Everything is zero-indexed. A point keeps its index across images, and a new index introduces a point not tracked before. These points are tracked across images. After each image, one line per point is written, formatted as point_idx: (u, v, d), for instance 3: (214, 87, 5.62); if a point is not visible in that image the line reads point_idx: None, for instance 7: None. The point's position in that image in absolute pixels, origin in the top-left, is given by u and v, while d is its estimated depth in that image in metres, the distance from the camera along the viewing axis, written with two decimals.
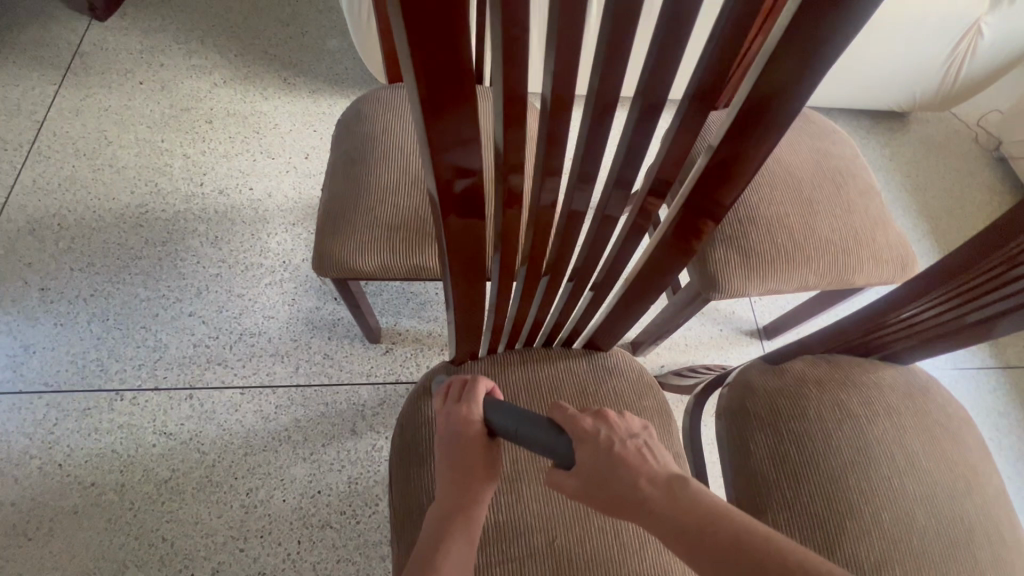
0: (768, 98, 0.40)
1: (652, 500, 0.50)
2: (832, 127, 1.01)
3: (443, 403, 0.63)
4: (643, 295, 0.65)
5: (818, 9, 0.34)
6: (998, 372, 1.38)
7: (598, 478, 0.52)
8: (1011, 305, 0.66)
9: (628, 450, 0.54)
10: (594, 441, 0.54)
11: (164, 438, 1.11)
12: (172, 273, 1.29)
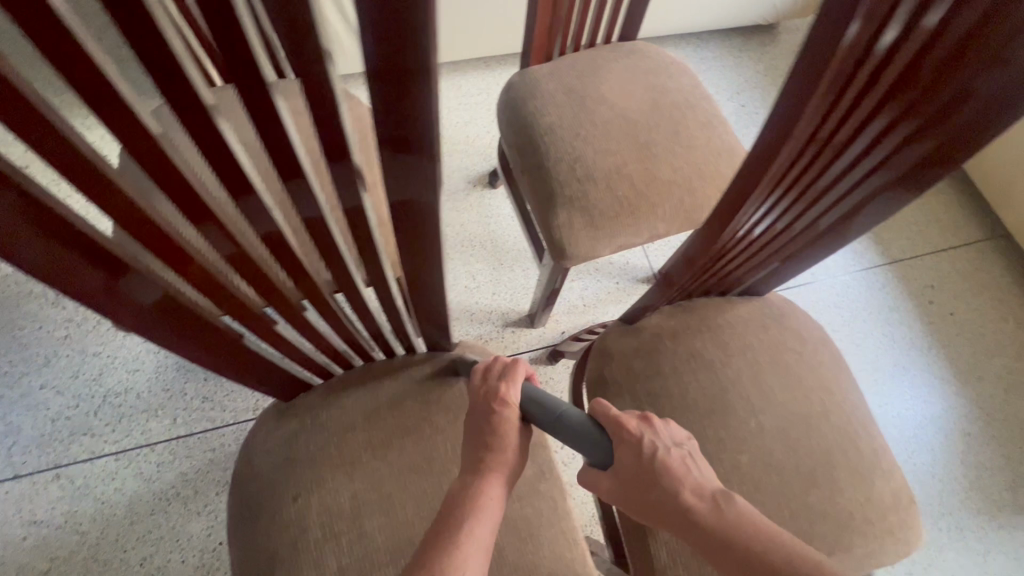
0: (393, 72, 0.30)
1: (693, 513, 0.51)
2: (669, 58, 0.96)
3: (476, 380, 0.57)
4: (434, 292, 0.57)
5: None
6: (885, 268, 1.42)
7: (637, 487, 0.52)
8: (864, 197, 0.57)
9: (673, 461, 0.53)
10: (639, 451, 0.52)
11: (36, 528, 1.01)
12: (11, 345, 1.15)
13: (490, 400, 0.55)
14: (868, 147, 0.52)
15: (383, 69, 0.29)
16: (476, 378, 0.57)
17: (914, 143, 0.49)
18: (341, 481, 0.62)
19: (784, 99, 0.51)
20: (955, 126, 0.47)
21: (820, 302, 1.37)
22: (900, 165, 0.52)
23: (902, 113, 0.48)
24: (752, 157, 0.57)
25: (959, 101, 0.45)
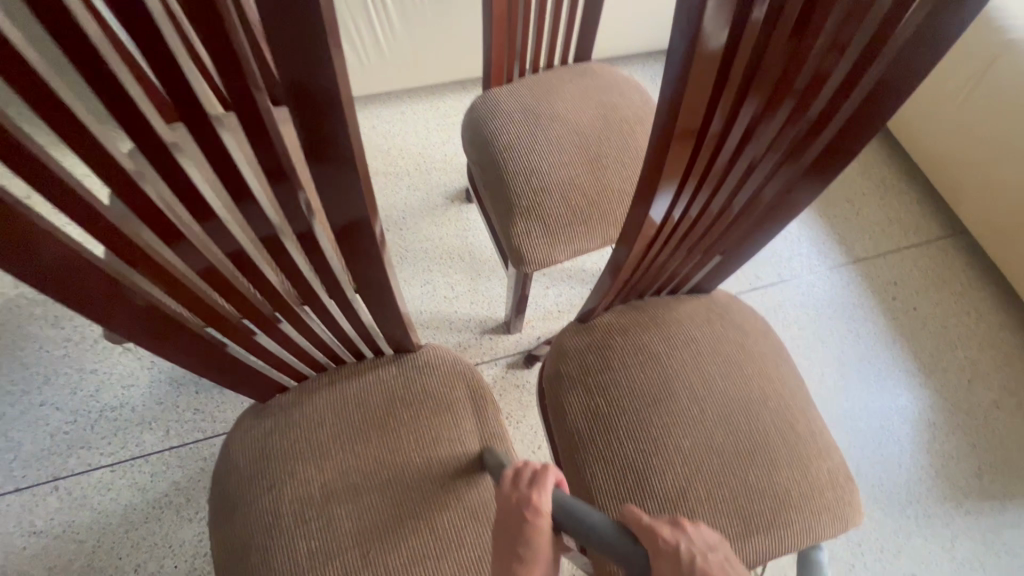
0: (307, 90, 0.36)
1: None
2: (620, 76, 1.04)
3: (504, 489, 0.58)
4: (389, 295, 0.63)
5: (282, 21, 0.32)
6: (850, 267, 1.48)
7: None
8: (780, 179, 0.62)
9: (713, 569, 0.49)
10: (675, 561, 0.50)
11: (36, 538, 1.06)
12: (14, 366, 1.21)
13: (519, 508, 0.56)
14: (770, 145, 0.58)
15: (299, 90, 0.36)
16: (504, 486, 0.58)
17: (812, 138, 0.57)
18: (313, 472, 0.68)
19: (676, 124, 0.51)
20: (841, 118, 0.55)
21: (787, 301, 1.42)
22: (812, 149, 0.58)
23: (800, 103, 0.53)
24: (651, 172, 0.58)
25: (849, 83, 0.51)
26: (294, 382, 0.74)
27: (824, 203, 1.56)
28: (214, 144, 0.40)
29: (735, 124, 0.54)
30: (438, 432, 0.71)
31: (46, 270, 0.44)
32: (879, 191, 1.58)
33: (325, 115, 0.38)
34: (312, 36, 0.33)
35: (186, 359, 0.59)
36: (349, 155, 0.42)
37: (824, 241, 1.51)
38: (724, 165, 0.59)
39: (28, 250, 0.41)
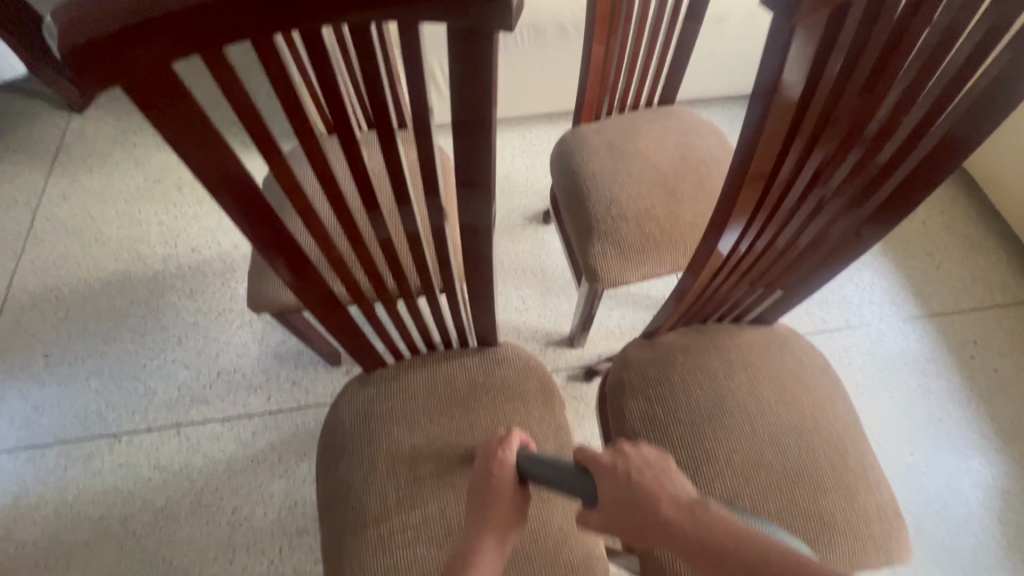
0: (469, 133, 0.49)
1: (678, 528, 0.54)
2: (702, 121, 1.13)
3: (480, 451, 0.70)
4: (487, 295, 0.75)
5: (468, 87, 0.45)
6: (925, 321, 1.45)
7: (617, 514, 0.58)
8: (846, 220, 0.69)
9: (649, 481, 0.58)
10: (615, 477, 0.60)
11: (159, 472, 1.26)
12: (155, 327, 1.45)
13: (489, 464, 0.68)
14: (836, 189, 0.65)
15: (465, 131, 0.49)
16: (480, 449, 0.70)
17: (880, 182, 0.64)
18: (404, 436, 0.80)
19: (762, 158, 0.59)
20: (904, 169, 0.62)
21: (853, 348, 1.42)
22: (879, 192, 0.65)
23: (871, 150, 0.60)
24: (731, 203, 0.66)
25: (916, 135, 0.59)
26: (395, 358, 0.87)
27: (902, 255, 1.54)
28: (392, 166, 0.55)
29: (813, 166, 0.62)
30: (511, 416, 0.82)
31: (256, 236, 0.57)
32: (964, 248, 1.54)
33: (478, 149, 0.51)
34: (484, 97, 0.46)
35: (329, 327, 0.73)
36: (485, 180, 0.55)
37: (899, 292, 1.49)
38: (791, 206, 0.67)
39: (252, 220, 0.56)
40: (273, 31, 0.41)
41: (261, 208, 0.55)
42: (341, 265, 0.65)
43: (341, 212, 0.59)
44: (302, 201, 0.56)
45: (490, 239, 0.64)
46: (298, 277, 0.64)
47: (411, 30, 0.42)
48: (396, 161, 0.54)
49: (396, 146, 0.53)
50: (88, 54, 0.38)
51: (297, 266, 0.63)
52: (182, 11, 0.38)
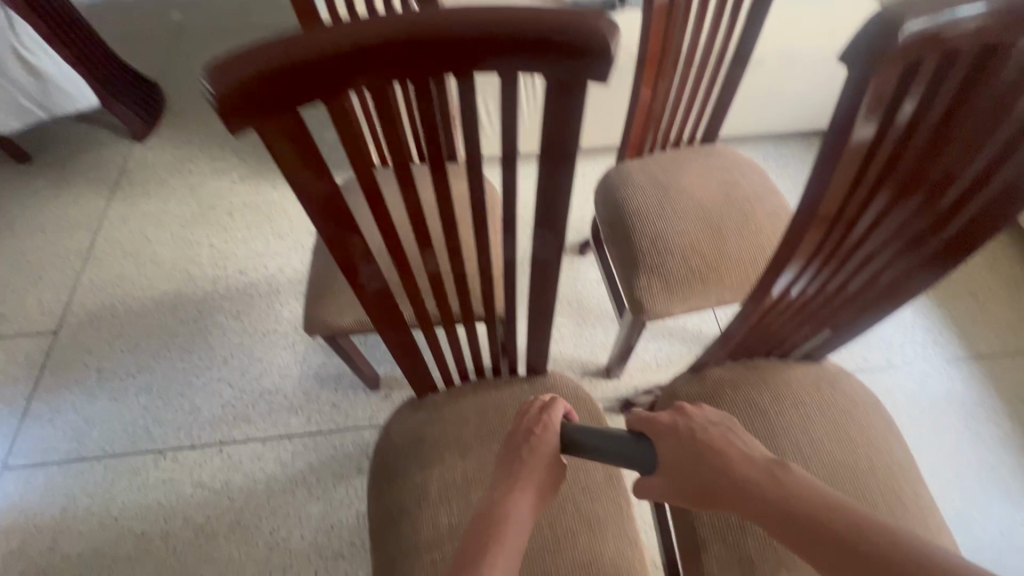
0: (553, 173, 0.53)
1: (744, 481, 0.58)
2: (744, 159, 1.16)
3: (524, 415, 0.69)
4: (544, 325, 0.77)
5: (560, 131, 0.49)
6: (972, 362, 1.42)
7: (679, 470, 0.61)
8: (898, 265, 0.70)
9: (713, 438, 0.62)
10: (677, 434, 0.63)
11: (201, 490, 1.29)
12: (203, 346, 1.50)
13: (535, 427, 0.67)
14: (892, 234, 0.67)
15: (550, 171, 0.53)
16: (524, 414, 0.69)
17: (934, 231, 0.65)
18: (456, 461, 0.81)
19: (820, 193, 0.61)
20: (958, 221, 0.64)
21: (897, 389, 1.39)
22: (932, 242, 0.66)
23: (929, 196, 0.62)
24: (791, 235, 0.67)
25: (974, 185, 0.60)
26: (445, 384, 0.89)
27: (945, 295, 1.52)
28: (473, 201, 0.58)
29: (871, 206, 0.63)
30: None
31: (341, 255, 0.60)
32: (1009, 290, 1.52)
33: (559, 186, 0.54)
34: (573, 140, 0.49)
35: (392, 349, 0.76)
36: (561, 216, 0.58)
37: (943, 333, 1.46)
38: (847, 250, 0.69)
39: (341, 240, 0.58)
40: (391, 79, 0.46)
41: (345, 219, 0.56)
42: (412, 287, 0.68)
43: (420, 234, 0.62)
44: (387, 225, 0.60)
45: (556, 271, 0.67)
46: (370, 295, 0.66)
47: (512, 82, 0.47)
48: (479, 196, 0.58)
49: (481, 182, 0.56)
50: (236, 99, 0.43)
51: (374, 286, 0.65)
52: (319, 60, 0.43)
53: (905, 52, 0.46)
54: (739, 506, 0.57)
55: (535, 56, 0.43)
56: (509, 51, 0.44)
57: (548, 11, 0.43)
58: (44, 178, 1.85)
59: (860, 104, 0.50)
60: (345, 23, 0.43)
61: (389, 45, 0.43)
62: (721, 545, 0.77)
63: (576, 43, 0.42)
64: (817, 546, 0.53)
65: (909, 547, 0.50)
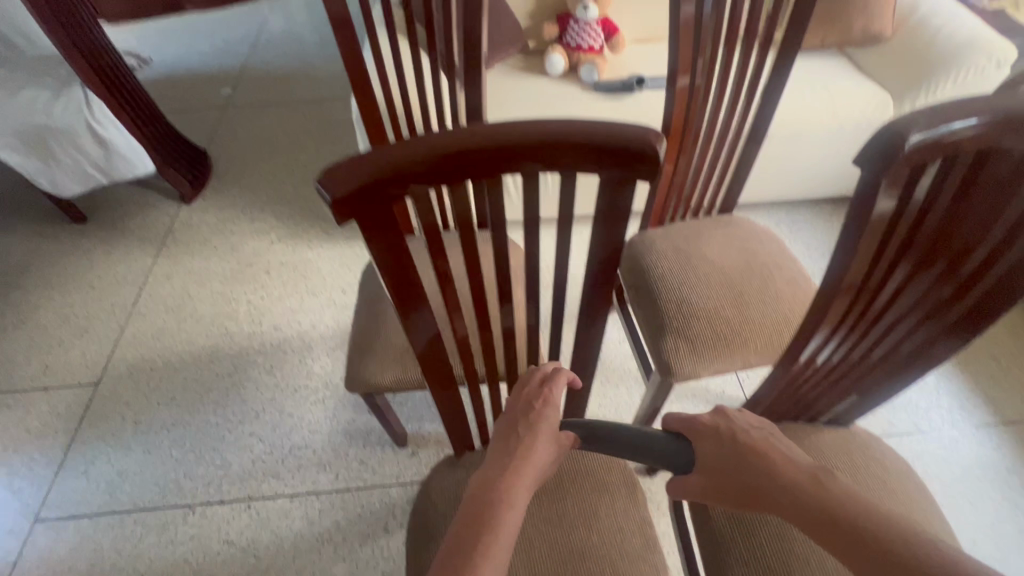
0: (604, 248, 0.60)
1: (785, 484, 0.62)
2: (761, 229, 1.23)
3: (523, 389, 0.73)
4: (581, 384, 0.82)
5: (613, 213, 0.57)
6: (1000, 428, 1.41)
7: (723, 472, 0.66)
8: (920, 335, 0.74)
9: (755, 442, 0.66)
10: (717, 435, 0.68)
11: (228, 546, 1.29)
12: (236, 400, 1.54)
13: (536, 399, 0.71)
14: (912, 306, 0.72)
15: (601, 246, 0.60)
16: (524, 388, 0.73)
17: (951, 306, 0.70)
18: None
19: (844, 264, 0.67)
20: (971, 299, 0.68)
21: (926, 454, 1.38)
22: (949, 317, 0.71)
23: (945, 272, 0.67)
24: (819, 300, 0.72)
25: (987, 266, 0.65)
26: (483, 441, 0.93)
27: (966, 359, 1.54)
28: (528, 271, 0.65)
29: (890, 278, 0.69)
30: (598, 506, 0.84)
31: (404, 315, 0.66)
32: None
33: (607, 259, 0.61)
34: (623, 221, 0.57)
35: (440, 405, 0.80)
36: (607, 286, 0.65)
37: (968, 398, 1.47)
38: (869, 319, 0.74)
39: (407, 301, 0.64)
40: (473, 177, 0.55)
41: (405, 263, 0.61)
42: (463, 344, 0.74)
43: (476, 297, 0.69)
44: (448, 291, 0.67)
45: (597, 335, 0.72)
46: (426, 347, 0.71)
47: (573, 176, 0.55)
48: (533, 267, 0.65)
49: (536, 255, 0.64)
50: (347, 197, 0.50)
51: (429, 342, 0.70)
52: (417, 164, 0.52)
53: (915, 153, 0.53)
54: (779, 509, 0.61)
55: (598, 157, 0.52)
56: (575, 153, 0.52)
57: (608, 123, 0.52)
58: (95, 238, 1.97)
59: (879, 188, 0.56)
60: (437, 133, 0.53)
61: (475, 150, 0.52)
62: None
63: (633, 148, 0.51)
64: (847, 546, 0.56)
65: (929, 549, 0.53)
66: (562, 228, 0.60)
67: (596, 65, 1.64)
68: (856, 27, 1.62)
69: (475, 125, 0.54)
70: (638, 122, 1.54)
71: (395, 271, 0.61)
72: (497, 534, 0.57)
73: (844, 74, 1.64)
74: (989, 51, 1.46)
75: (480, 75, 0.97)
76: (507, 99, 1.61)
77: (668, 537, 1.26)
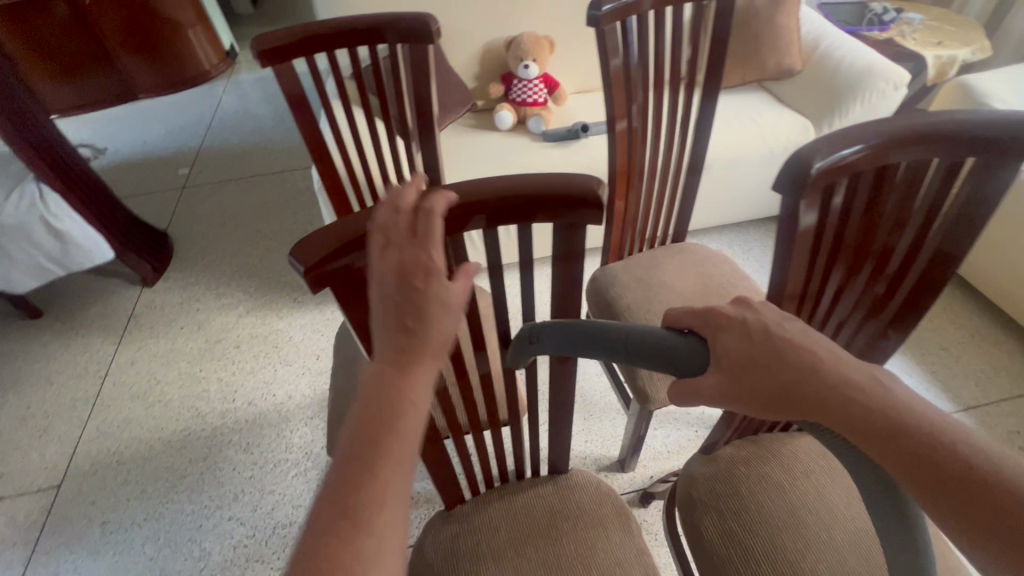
0: (566, 287, 0.64)
1: (829, 384, 0.50)
2: (712, 253, 1.30)
3: (389, 242, 0.51)
4: (562, 420, 0.84)
5: (570, 256, 0.62)
6: (964, 414, 1.48)
7: (753, 372, 0.52)
8: (864, 331, 0.81)
9: (788, 337, 0.54)
10: (743, 328, 0.54)
11: None
12: (212, 484, 1.48)
13: (415, 266, 0.50)
14: (852, 307, 0.78)
15: (564, 287, 0.64)
16: (389, 241, 0.51)
17: (885, 301, 0.77)
18: (493, 570, 0.82)
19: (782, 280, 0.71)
20: (901, 293, 0.76)
21: None
22: (886, 313, 0.78)
23: (873, 271, 0.74)
24: None
25: (907, 262, 0.73)
26: (474, 492, 0.93)
27: (921, 353, 1.63)
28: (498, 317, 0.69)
29: (829, 284, 0.75)
30: (594, 543, 0.85)
31: None
32: (975, 342, 1.64)
33: (569, 295, 0.65)
34: (578, 262, 0.62)
35: (427, 458, 0.81)
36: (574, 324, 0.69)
37: (930, 388, 1.54)
38: (818, 323, 0.79)
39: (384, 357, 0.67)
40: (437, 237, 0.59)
41: None
42: (444, 392, 0.76)
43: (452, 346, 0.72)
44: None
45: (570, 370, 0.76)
46: None
47: (529, 224, 0.60)
48: (502, 313, 0.68)
49: (504, 302, 0.67)
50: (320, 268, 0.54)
51: None
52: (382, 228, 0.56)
53: (823, 172, 0.60)
54: (822, 411, 0.50)
55: (550, 206, 0.58)
56: (531, 202, 0.58)
57: (557, 176, 0.58)
58: (52, 332, 1.90)
59: (799, 208, 0.63)
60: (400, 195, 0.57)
61: (439, 210, 0.57)
62: None
63: (580, 195, 0.56)
64: (903, 454, 0.46)
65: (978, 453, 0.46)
66: (525, 274, 0.64)
67: (542, 116, 1.75)
68: (771, 64, 1.79)
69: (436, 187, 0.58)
70: (587, 165, 1.64)
71: (369, 324, 0.63)
72: (392, 468, 0.45)
73: (767, 106, 1.80)
74: (888, 76, 1.64)
75: (434, 138, 1.03)
76: (462, 155, 1.69)
77: (669, 567, 1.25)
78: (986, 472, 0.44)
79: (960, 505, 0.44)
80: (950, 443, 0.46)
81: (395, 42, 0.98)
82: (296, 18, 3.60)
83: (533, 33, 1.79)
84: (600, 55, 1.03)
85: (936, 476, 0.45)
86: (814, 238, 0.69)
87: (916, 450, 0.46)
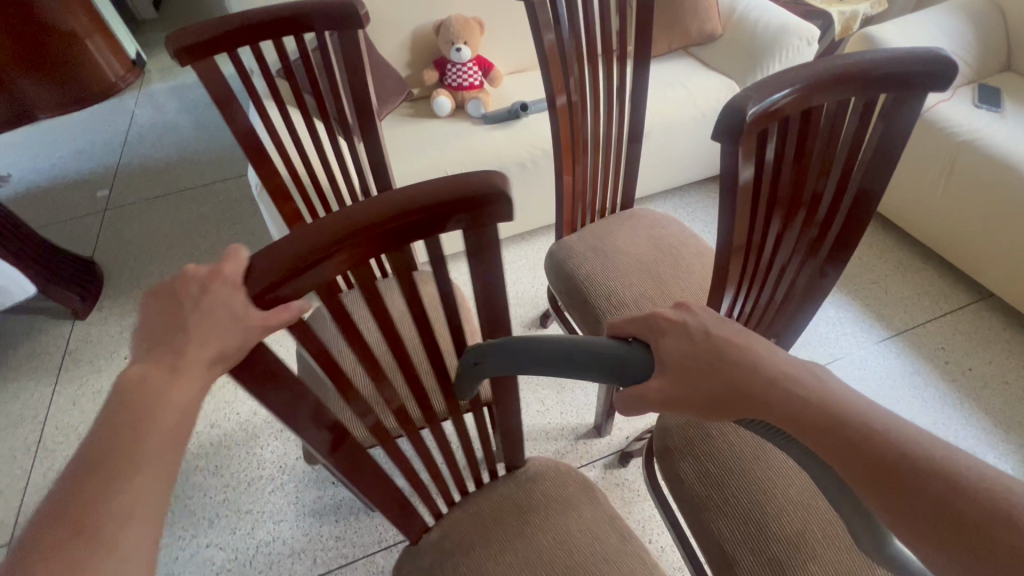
0: None
1: (769, 379, 0.53)
2: (661, 216, 1.35)
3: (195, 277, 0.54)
4: (507, 414, 0.85)
5: None
6: (896, 339, 1.62)
7: (695, 372, 0.55)
8: (801, 273, 0.87)
9: (730, 337, 0.57)
10: (687, 329, 0.57)
11: None
12: (184, 513, 1.40)
13: (210, 278, 0.53)
14: (792, 251, 0.84)
15: None
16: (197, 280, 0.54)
17: (821, 242, 0.82)
18: (487, 558, 0.84)
19: (727, 234, 0.75)
20: (832, 234, 0.82)
21: (848, 377, 1.54)
22: (820, 254, 0.84)
23: (805, 218, 0.80)
24: (716, 270, 0.81)
25: (835, 204, 0.78)
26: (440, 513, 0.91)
27: (855, 288, 1.76)
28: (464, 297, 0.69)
29: (765, 235, 0.80)
30: (569, 527, 0.87)
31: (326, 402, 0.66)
32: (900, 271, 1.80)
33: None
34: None
35: (374, 500, 0.78)
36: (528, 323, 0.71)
37: (865, 319, 1.68)
38: (764, 271, 0.85)
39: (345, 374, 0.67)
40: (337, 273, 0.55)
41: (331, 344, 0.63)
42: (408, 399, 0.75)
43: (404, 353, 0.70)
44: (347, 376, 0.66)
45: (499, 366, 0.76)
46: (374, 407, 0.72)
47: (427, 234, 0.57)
48: None
49: None
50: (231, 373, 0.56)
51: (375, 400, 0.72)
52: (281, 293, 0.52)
53: (755, 122, 0.64)
54: (764, 414, 0.53)
55: (449, 211, 0.55)
56: (428, 213, 0.54)
57: (440, 183, 0.54)
58: None
59: (738, 158, 0.66)
60: (263, 257, 0.52)
61: (352, 234, 0.53)
62: (750, 555, 0.82)
63: (474, 196, 0.54)
64: (849, 456, 0.48)
65: (918, 448, 0.47)
66: None
67: (481, 100, 1.74)
68: (693, 30, 1.86)
69: (340, 212, 0.54)
70: (530, 144, 1.66)
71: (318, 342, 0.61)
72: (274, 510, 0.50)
73: (693, 71, 1.87)
74: (799, 33, 1.75)
75: (376, 128, 1.01)
76: (404, 146, 1.66)
77: (654, 518, 1.31)
78: (926, 463, 0.46)
79: (905, 500, 0.45)
80: (894, 438, 0.48)
81: (323, 31, 0.94)
82: (207, 16, 3.39)
83: (461, 15, 1.77)
84: (533, 31, 1.05)
85: (878, 471, 0.47)
86: (751, 190, 0.73)
87: (859, 444, 0.48)
